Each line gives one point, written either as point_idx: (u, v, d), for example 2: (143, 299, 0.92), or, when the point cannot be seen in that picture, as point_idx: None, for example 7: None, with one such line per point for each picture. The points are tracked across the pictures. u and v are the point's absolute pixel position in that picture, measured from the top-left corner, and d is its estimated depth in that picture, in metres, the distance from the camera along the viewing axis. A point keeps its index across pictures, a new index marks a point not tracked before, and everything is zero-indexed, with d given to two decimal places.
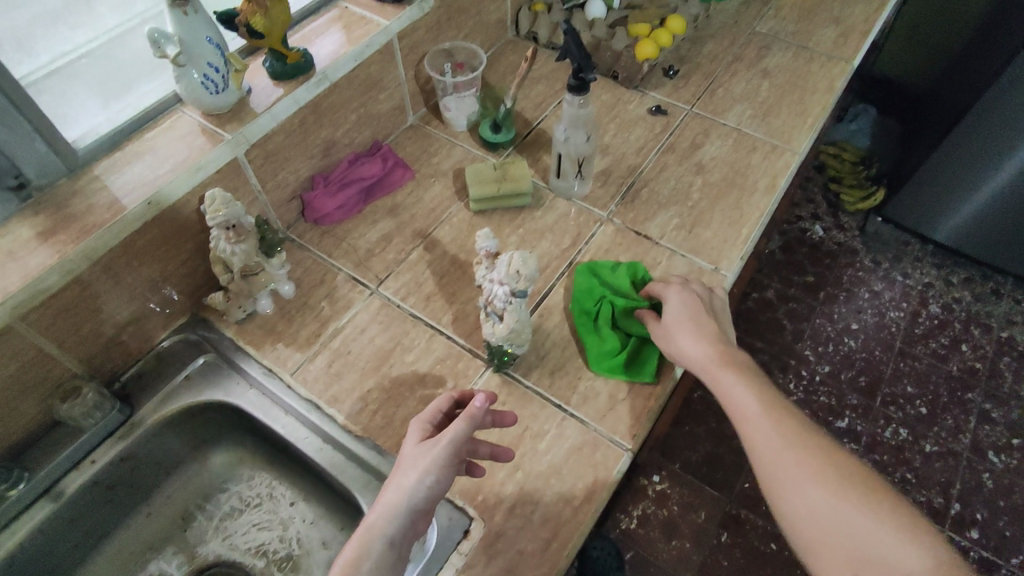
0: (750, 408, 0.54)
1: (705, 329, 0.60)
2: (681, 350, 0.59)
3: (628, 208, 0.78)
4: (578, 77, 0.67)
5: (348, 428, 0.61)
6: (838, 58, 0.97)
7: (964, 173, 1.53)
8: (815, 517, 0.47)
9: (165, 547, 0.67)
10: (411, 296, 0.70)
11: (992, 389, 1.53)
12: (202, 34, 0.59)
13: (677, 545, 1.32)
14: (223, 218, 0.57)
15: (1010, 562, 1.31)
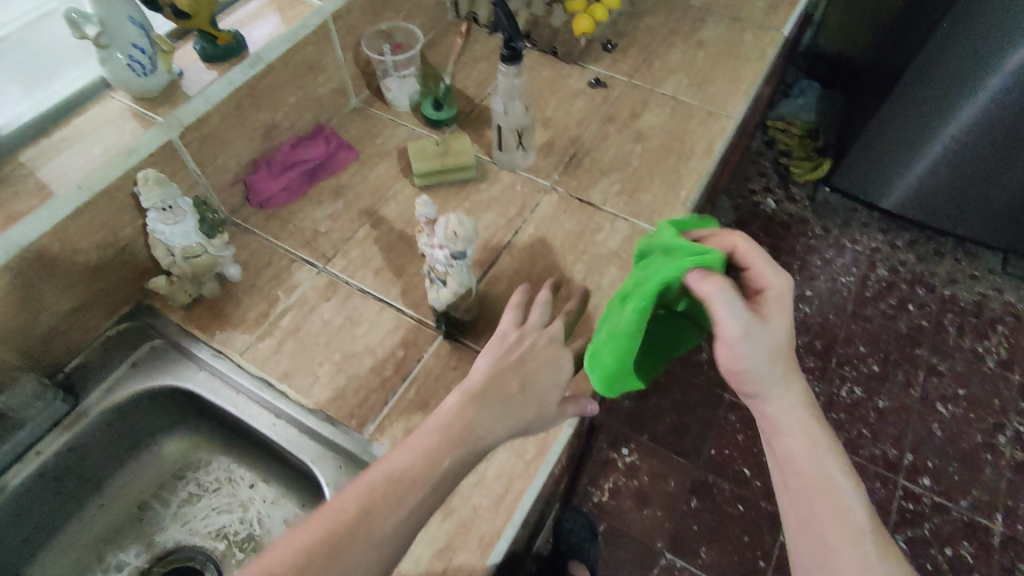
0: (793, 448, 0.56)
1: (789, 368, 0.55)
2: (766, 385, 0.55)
3: (571, 177, 0.79)
4: (510, 46, 0.68)
5: (301, 402, 0.62)
6: (769, 27, 1.00)
7: (905, 139, 1.60)
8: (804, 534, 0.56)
9: (123, 536, 0.66)
10: (359, 272, 0.71)
11: (937, 343, 1.61)
12: (124, 13, 0.59)
13: (648, 513, 1.35)
14: (158, 197, 0.58)
15: (960, 505, 1.38)
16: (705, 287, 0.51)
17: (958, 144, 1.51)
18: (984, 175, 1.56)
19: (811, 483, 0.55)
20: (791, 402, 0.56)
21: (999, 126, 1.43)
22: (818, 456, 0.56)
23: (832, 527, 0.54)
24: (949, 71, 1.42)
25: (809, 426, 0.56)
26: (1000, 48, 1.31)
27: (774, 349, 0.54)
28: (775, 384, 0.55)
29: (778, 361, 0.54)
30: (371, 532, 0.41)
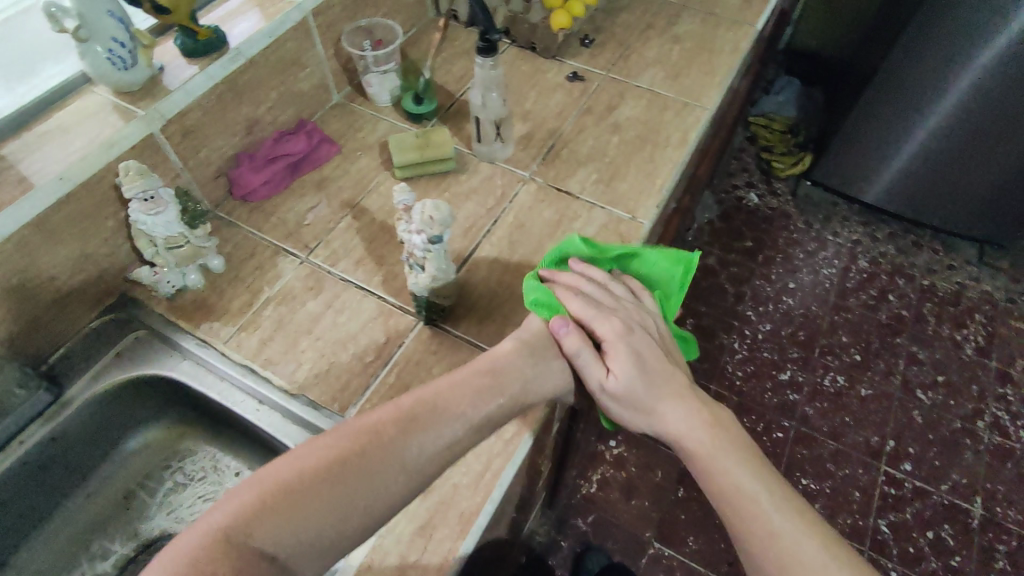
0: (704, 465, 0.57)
1: (660, 390, 0.61)
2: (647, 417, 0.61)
3: (549, 167, 0.81)
4: (486, 38, 0.70)
5: (284, 388, 0.63)
6: (743, 22, 1.02)
7: (886, 132, 1.63)
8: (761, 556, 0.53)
9: (108, 525, 0.67)
10: (341, 262, 0.72)
11: (917, 332, 1.64)
12: (103, 8, 0.61)
13: (636, 504, 1.36)
14: (141, 188, 0.59)
15: (940, 490, 1.40)
16: (568, 339, 0.62)
17: (937, 136, 1.55)
18: (962, 165, 1.59)
19: (722, 490, 0.56)
20: (673, 420, 0.60)
21: (976, 115, 1.46)
22: (719, 462, 0.57)
23: (756, 531, 0.53)
24: (924, 64, 1.45)
25: (701, 435, 0.58)
26: (974, 40, 1.35)
27: (629, 387, 0.61)
28: (646, 416, 0.61)
29: (637, 398, 0.60)
30: (397, 452, 0.49)
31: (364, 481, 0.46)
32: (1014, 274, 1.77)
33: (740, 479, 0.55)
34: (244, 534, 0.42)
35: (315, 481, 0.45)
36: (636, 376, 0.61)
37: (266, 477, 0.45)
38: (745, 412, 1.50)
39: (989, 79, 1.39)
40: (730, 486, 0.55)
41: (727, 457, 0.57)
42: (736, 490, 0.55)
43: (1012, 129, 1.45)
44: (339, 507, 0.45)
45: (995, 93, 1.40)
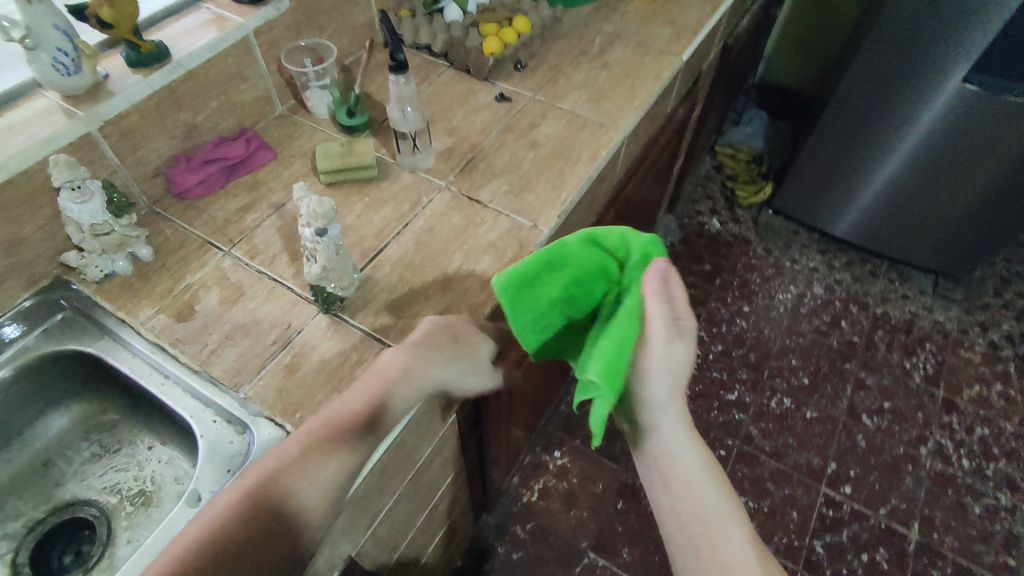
0: (690, 471, 0.62)
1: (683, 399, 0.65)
2: (662, 409, 0.64)
3: (465, 178, 0.88)
4: (395, 58, 0.77)
5: (188, 364, 0.69)
6: (670, 53, 1.10)
7: (848, 161, 1.70)
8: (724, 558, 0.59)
9: (25, 490, 0.72)
10: (258, 256, 0.78)
11: (867, 358, 1.67)
12: (48, 20, 0.68)
13: (576, 514, 1.39)
14: (66, 178, 0.65)
15: (879, 513, 1.42)
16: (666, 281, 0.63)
17: (899, 168, 1.61)
18: (921, 198, 1.65)
19: (698, 501, 0.61)
20: (675, 425, 0.64)
21: (932, 150, 1.53)
22: (700, 483, 0.62)
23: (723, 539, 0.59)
24: (879, 101, 1.53)
25: (690, 443, 0.64)
26: (925, 79, 1.42)
27: (677, 366, 0.63)
28: (669, 398, 0.64)
29: (677, 375, 0.63)
30: (364, 429, 0.56)
31: (336, 451, 0.55)
32: (968, 306, 1.80)
33: (710, 500, 0.61)
34: (256, 502, 0.52)
35: (304, 456, 0.54)
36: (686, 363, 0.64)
37: (274, 460, 0.55)
38: None
39: (941, 116, 1.45)
40: (699, 506, 0.61)
41: (708, 480, 0.62)
42: (710, 516, 0.61)
43: (966, 165, 1.51)
44: (324, 474, 0.54)
45: (947, 129, 1.47)
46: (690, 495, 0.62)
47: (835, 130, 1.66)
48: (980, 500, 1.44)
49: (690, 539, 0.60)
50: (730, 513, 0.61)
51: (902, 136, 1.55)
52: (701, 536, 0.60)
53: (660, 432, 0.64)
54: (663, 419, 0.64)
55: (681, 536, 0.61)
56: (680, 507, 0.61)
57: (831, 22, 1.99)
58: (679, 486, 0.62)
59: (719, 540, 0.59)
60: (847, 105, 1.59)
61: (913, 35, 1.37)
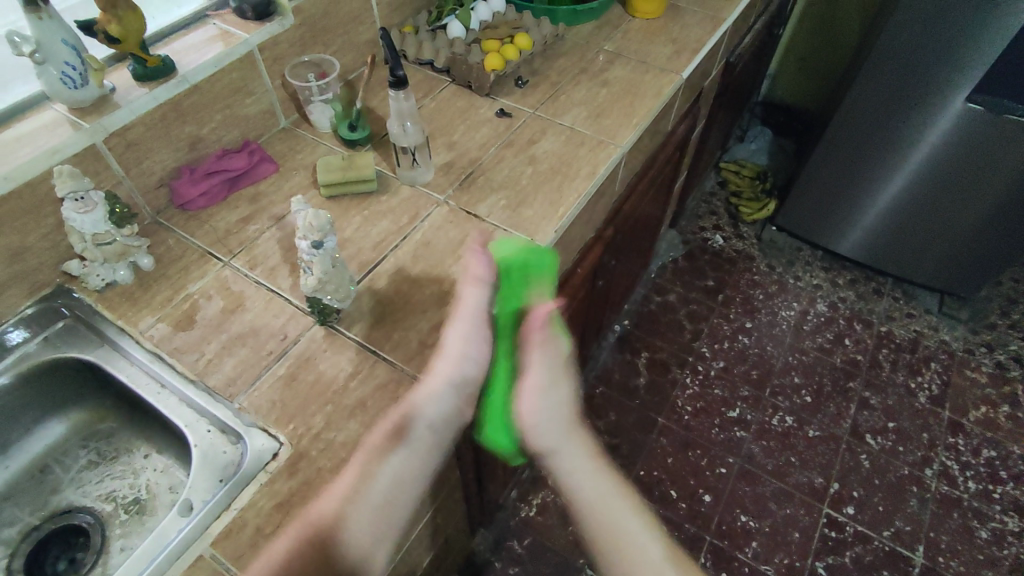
0: (594, 502, 0.65)
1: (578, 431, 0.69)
2: (558, 447, 0.67)
3: (463, 192, 0.89)
4: (395, 74, 0.78)
5: (184, 374, 0.69)
6: (670, 71, 1.11)
7: (852, 179, 1.70)
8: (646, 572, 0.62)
9: (22, 497, 0.73)
10: (257, 267, 0.79)
11: (871, 377, 1.65)
12: (58, 36, 0.69)
13: (574, 530, 1.38)
14: (71, 188, 0.67)
15: (883, 535, 1.39)
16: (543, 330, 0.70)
17: (903, 187, 1.61)
18: (926, 217, 1.64)
19: (608, 530, 0.64)
20: (578, 461, 0.67)
21: (936, 170, 1.53)
22: (609, 505, 0.65)
23: (638, 559, 0.62)
24: (883, 121, 1.53)
25: (593, 474, 0.67)
26: (927, 100, 1.42)
27: (559, 409, 0.68)
28: (560, 438, 0.68)
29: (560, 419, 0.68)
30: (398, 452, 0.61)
31: (385, 481, 0.59)
32: (974, 326, 1.78)
33: (622, 524, 0.64)
34: (317, 543, 0.55)
35: (352, 491, 0.58)
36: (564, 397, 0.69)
37: (334, 495, 0.58)
38: (691, 447, 1.53)
39: (945, 136, 1.45)
40: (614, 526, 0.64)
41: (617, 503, 0.66)
42: (627, 532, 0.64)
43: (971, 184, 1.51)
44: (372, 506, 0.58)
45: (950, 150, 1.47)
46: (604, 522, 0.64)
47: (837, 148, 1.67)
48: (986, 524, 1.41)
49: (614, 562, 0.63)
50: (643, 531, 0.65)
51: (905, 156, 1.55)
52: (618, 558, 0.63)
53: (568, 470, 0.67)
54: (564, 459, 0.67)
55: (601, 554, 0.64)
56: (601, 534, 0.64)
57: (836, 42, 2.00)
58: (594, 517, 0.65)
59: (645, 559, 0.62)
60: (851, 124, 1.59)
61: (915, 57, 1.37)
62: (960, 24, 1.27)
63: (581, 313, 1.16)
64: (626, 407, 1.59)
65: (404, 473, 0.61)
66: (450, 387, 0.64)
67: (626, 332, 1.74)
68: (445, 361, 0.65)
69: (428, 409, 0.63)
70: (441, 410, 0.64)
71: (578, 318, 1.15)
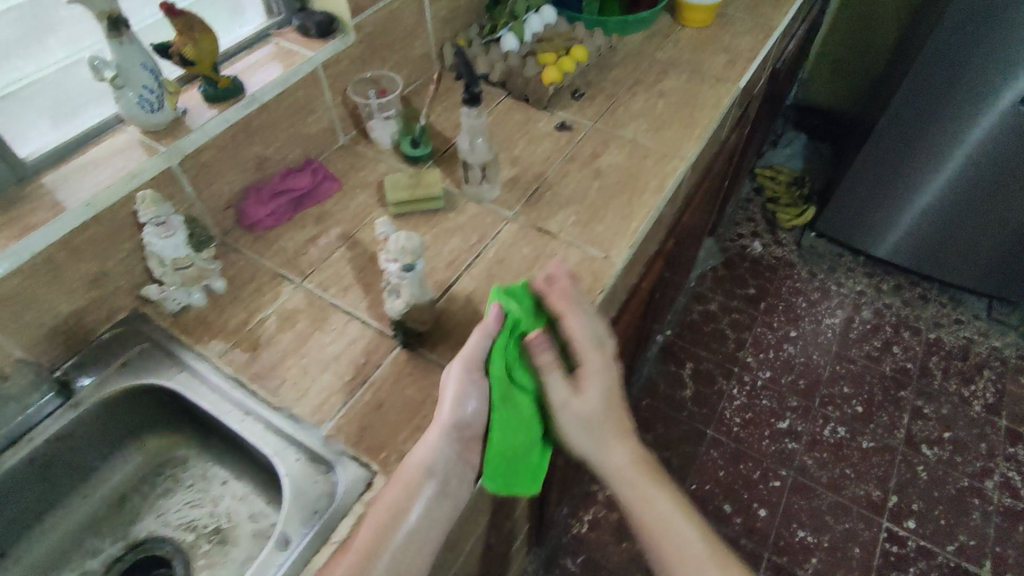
0: (629, 489, 0.65)
1: (617, 427, 0.66)
2: (594, 447, 0.65)
3: (532, 208, 0.87)
4: (470, 91, 0.77)
5: (269, 401, 0.68)
6: (726, 80, 1.09)
7: (893, 182, 1.66)
8: (676, 548, 0.63)
9: (102, 527, 0.72)
10: (332, 289, 0.78)
11: (923, 386, 1.61)
12: (137, 60, 0.68)
13: (627, 547, 1.35)
14: (153, 213, 0.67)
15: (946, 550, 1.35)
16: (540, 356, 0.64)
17: (946, 193, 1.58)
18: (969, 222, 1.61)
19: (643, 513, 0.65)
20: (611, 455, 0.65)
21: (979, 175, 1.50)
22: (656, 504, 0.65)
23: (666, 539, 0.64)
24: (927, 123, 1.50)
25: (637, 475, 0.65)
26: (972, 105, 1.40)
27: (587, 414, 0.64)
28: (594, 440, 0.65)
29: (591, 423, 0.64)
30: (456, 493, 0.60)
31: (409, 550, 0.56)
32: None
33: (656, 508, 0.65)
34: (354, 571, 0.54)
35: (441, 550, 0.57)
36: (597, 406, 0.64)
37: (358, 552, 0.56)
38: (742, 460, 1.49)
39: (992, 138, 1.42)
40: (662, 524, 0.64)
41: (653, 492, 0.65)
42: (664, 519, 0.64)
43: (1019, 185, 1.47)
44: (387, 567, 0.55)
45: (997, 152, 1.44)
46: (648, 521, 0.65)
47: (878, 150, 1.63)
48: None
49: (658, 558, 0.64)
50: (677, 512, 0.65)
51: (952, 158, 1.51)
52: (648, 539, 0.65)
53: (610, 472, 0.66)
54: (602, 456, 0.65)
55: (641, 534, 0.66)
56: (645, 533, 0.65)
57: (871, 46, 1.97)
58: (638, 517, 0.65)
59: (678, 533, 0.64)
60: (891, 130, 1.57)
61: (960, 61, 1.35)
62: (1010, 26, 1.25)
63: (639, 327, 1.13)
64: (672, 420, 1.56)
65: (422, 532, 0.58)
66: (451, 437, 0.61)
67: (668, 342, 1.71)
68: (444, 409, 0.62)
69: (436, 463, 0.60)
70: (449, 463, 0.60)
71: (636, 332, 1.13)
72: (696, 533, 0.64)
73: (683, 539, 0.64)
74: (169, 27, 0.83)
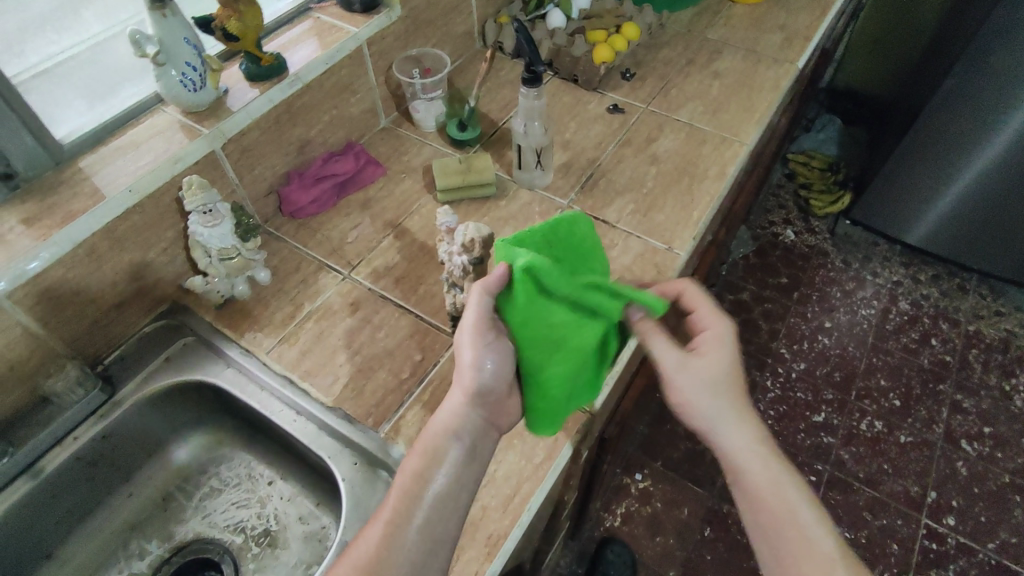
0: (752, 464, 0.55)
1: (742, 399, 0.57)
2: (716, 416, 0.56)
3: (587, 196, 0.83)
4: (531, 70, 0.73)
5: (321, 400, 0.65)
6: (783, 60, 1.03)
7: (917, 179, 1.56)
8: (802, 539, 0.51)
9: (147, 526, 0.69)
10: (381, 280, 0.74)
11: (962, 379, 1.57)
12: (180, 34, 0.64)
13: (662, 541, 1.28)
14: (200, 201, 0.62)
15: (987, 548, 1.32)
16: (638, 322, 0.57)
17: (969, 195, 1.50)
18: (1000, 221, 1.52)
19: (762, 494, 0.54)
20: (735, 426, 0.56)
21: (998, 177, 1.41)
22: (785, 496, 0.53)
23: (790, 529, 0.52)
24: (948, 123, 1.40)
25: (768, 459, 0.55)
26: (996, 106, 1.31)
27: (711, 375, 0.57)
28: (719, 406, 0.56)
29: (715, 384, 0.57)
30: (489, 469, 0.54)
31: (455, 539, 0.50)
32: None
33: (781, 488, 0.54)
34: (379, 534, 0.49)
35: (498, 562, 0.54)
36: (721, 371, 0.57)
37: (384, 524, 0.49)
38: None
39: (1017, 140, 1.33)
40: (794, 516, 0.52)
41: (779, 471, 0.55)
42: (789, 504, 0.53)
43: None
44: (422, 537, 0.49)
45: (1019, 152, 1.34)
46: (771, 515, 0.53)
47: (905, 147, 1.52)
48: None
49: (776, 561, 0.52)
50: (805, 500, 0.53)
51: (978, 155, 1.40)
52: (764, 530, 0.53)
53: (728, 442, 0.56)
54: (724, 426, 0.56)
55: (756, 523, 0.54)
56: (764, 534, 0.53)
57: (909, 28, 1.88)
58: (758, 510, 0.53)
59: (805, 522, 0.52)
60: (916, 131, 1.46)
61: (990, 57, 1.26)
62: None
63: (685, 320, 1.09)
64: None
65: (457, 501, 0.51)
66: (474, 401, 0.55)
67: None
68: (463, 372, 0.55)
69: (460, 425, 0.53)
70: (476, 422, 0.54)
71: None
72: (825, 528, 0.52)
73: (811, 530, 0.52)
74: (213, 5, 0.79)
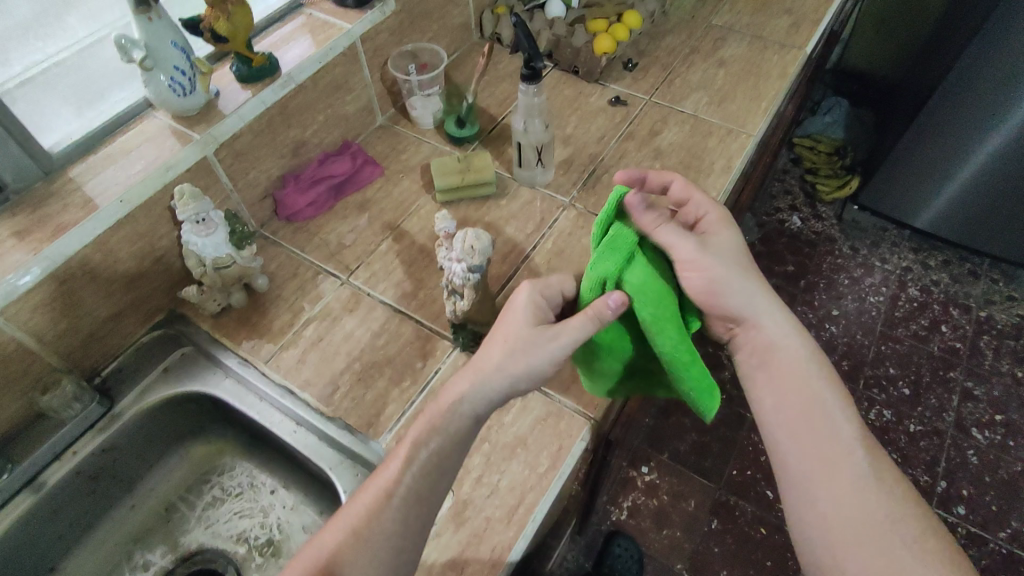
0: (787, 347, 0.58)
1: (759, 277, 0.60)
2: (743, 296, 0.58)
3: (589, 193, 0.81)
4: (530, 66, 0.70)
5: (321, 411, 0.64)
6: (791, 46, 1.00)
7: (928, 163, 1.52)
8: (823, 419, 0.56)
9: (150, 537, 0.69)
10: (380, 285, 0.73)
11: (972, 367, 1.55)
12: (168, 38, 0.62)
13: (669, 534, 1.28)
14: (192, 211, 0.60)
15: (998, 537, 1.31)
16: (648, 214, 0.57)
17: (983, 177, 1.45)
18: (1013, 203, 1.48)
19: (791, 373, 0.57)
20: (765, 307, 0.59)
21: (1009, 162, 1.38)
22: (813, 380, 0.57)
23: (815, 408, 0.56)
24: (965, 105, 1.35)
25: (801, 343, 0.58)
26: (1005, 88, 1.27)
27: (727, 251, 0.59)
28: (744, 283, 0.58)
29: (734, 257, 0.59)
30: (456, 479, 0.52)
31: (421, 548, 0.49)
32: None
33: (809, 370, 0.58)
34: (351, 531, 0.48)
35: None
36: (733, 245, 0.60)
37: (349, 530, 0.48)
38: None
39: None
40: (820, 398, 0.56)
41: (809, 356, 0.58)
42: (817, 384, 0.57)
43: None
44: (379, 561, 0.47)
45: None
46: (797, 393, 0.57)
47: (916, 130, 1.48)
48: None
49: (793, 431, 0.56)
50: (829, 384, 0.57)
51: (989, 138, 1.36)
52: (785, 408, 0.57)
53: (762, 324, 0.59)
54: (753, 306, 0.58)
55: (783, 401, 0.57)
56: (785, 411, 0.57)
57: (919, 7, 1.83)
58: (786, 387, 0.57)
59: (828, 404, 0.56)
60: (930, 112, 1.42)
61: (1004, 39, 1.22)
62: None
63: None
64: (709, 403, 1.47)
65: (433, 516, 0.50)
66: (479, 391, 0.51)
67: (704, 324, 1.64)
68: (487, 365, 0.51)
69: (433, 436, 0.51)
70: (448, 432, 0.51)
71: None
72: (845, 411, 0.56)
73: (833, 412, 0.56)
74: (202, 4, 0.77)
